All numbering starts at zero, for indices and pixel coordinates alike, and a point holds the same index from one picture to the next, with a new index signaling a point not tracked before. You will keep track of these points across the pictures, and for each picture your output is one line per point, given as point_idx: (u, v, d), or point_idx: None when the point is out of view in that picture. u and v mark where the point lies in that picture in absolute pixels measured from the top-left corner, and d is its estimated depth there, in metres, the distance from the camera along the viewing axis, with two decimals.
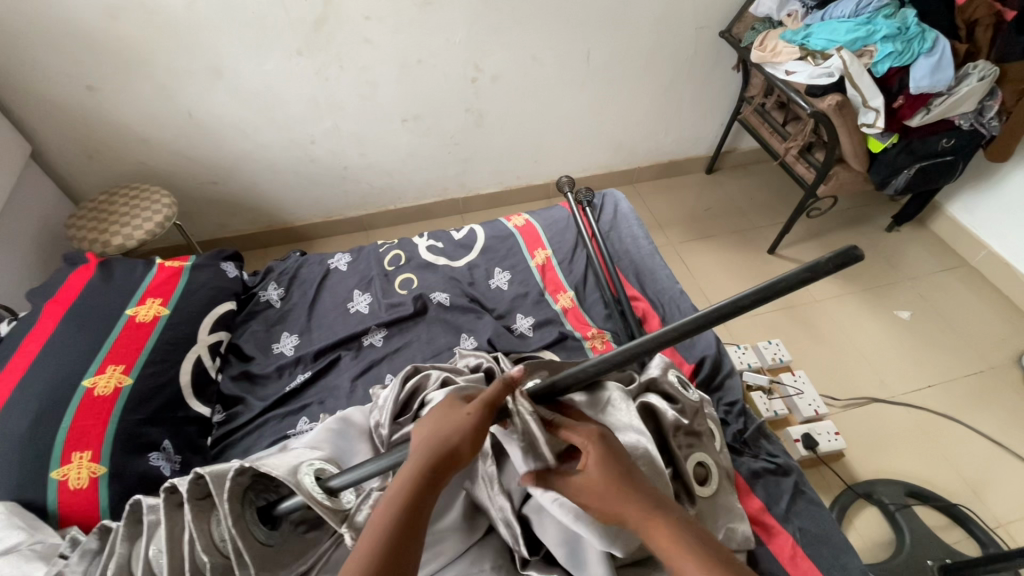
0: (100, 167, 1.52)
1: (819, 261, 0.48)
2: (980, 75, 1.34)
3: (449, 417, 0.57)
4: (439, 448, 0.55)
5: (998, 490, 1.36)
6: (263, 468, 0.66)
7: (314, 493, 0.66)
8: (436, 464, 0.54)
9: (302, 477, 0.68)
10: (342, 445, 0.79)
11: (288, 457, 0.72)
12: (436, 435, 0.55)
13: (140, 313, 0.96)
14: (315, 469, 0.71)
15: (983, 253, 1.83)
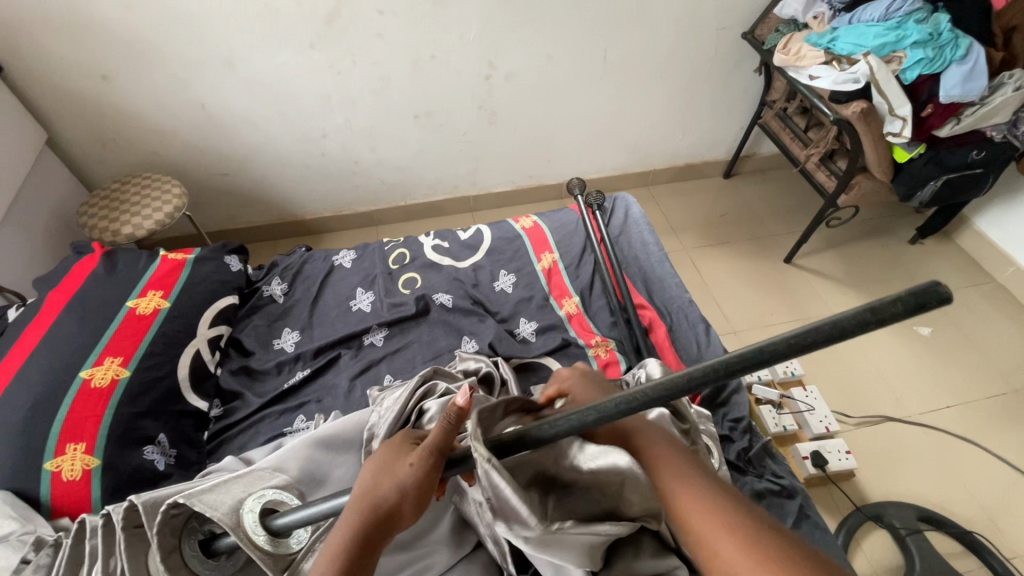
0: (113, 156, 1.54)
1: (885, 303, 0.39)
2: (1015, 85, 1.28)
3: (389, 467, 0.57)
4: (380, 499, 0.55)
5: (1017, 518, 1.30)
6: (198, 508, 0.61)
7: (255, 536, 0.62)
8: (376, 514, 0.55)
9: (245, 514, 0.64)
10: (314, 464, 0.73)
11: (242, 483, 0.67)
12: (376, 486, 0.56)
13: (140, 305, 0.96)
14: (266, 501, 0.66)
15: (1012, 269, 1.76)
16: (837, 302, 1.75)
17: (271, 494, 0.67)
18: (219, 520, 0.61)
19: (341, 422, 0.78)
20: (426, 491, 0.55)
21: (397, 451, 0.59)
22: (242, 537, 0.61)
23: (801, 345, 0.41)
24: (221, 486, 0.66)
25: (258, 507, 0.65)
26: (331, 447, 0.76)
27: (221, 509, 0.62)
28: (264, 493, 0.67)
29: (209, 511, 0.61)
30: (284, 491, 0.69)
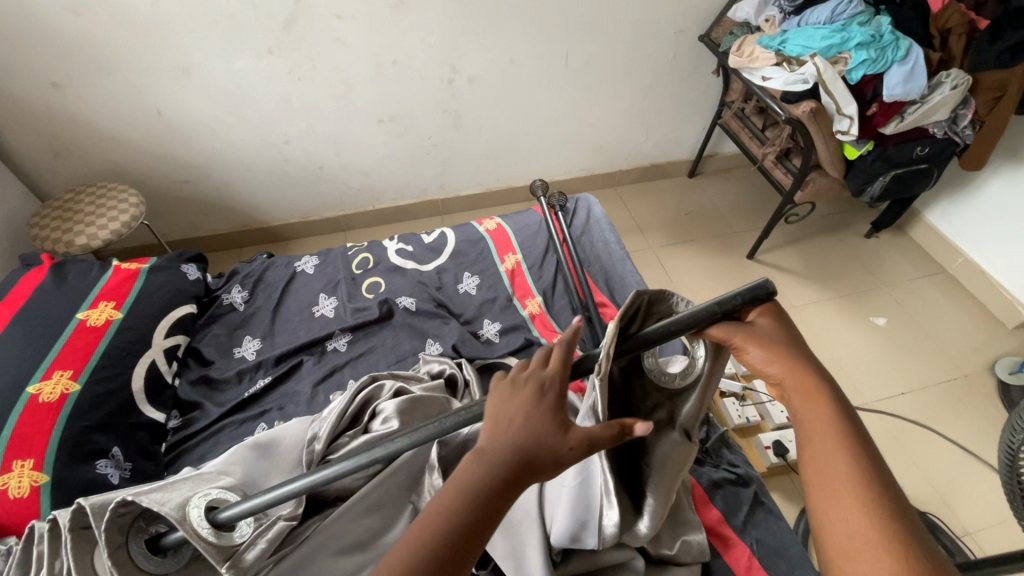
0: (66, 165, 1.50)
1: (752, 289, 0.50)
2: (953, 83, 1.34)
3: (552, 416, 0.48)
4: (531, 454, 0.47)
5: (968, 497, 1.36)
6: (144, 502, 0.58)
7: (201, 529, 0.59)
8: (523, 474, 0.47)
9: (191, 510, 0.60)
10: (256, 471, 0.73)
11: (189, 483, 0.64)
12: (534, 442, 0.47)
13: (91, 316, 0.94)
14: (211, 500, 0.63)
15: (960, 259, 1.83)
16: (798, 296, 1.80)
17: (217, 493, 0.64)
18: (166, 516, 0.57)
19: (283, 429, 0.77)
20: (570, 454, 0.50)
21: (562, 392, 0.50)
22: (189, 531, 0.58)
23: (699, 320, 0.49)
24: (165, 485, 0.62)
25: (204, 503, 0.62)
26: (273, 455, 0.75)
27: (168, 503, 0.59)
28: (210, 491, 0.64)
29: (156, 504, 0.58)
30: (228, 491, 0.67)
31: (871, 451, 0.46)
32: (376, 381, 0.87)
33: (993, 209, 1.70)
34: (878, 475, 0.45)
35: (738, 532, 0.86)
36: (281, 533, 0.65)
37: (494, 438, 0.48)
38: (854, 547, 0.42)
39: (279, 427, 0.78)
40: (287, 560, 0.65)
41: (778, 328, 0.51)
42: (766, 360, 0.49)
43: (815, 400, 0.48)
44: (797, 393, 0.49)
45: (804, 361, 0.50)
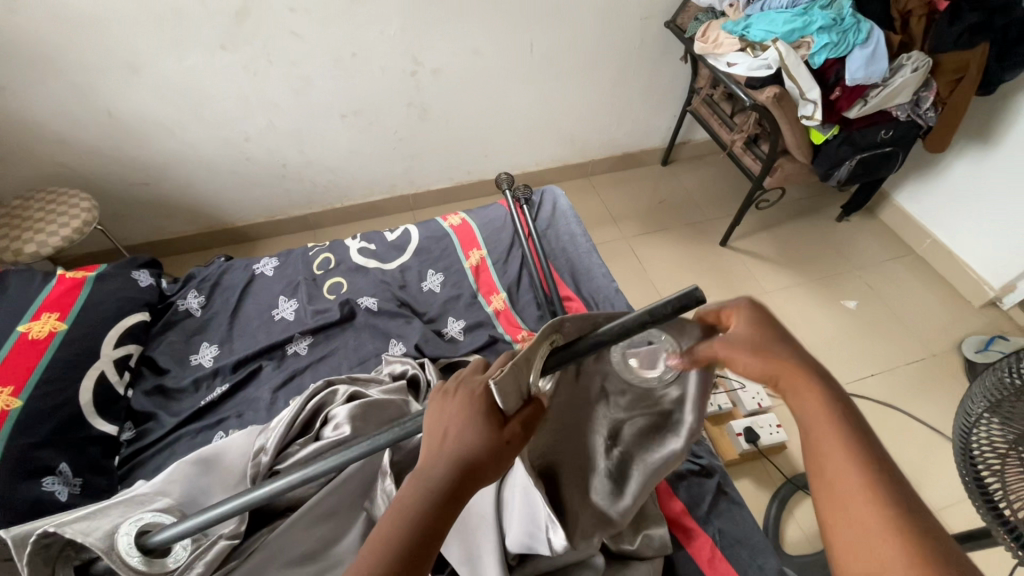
0: (14, 169, 1.44)
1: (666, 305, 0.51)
2: (913, 66, 1.34)
3: (484, 422, 0.50)
4: (465, 461, 0.49)
5: (936, 475, 1.38)
6: (69, 534, 0.60)
7: (129, 557, 0.62)
8: (460, 482, 0.49)
9: (120, 537, 0.63)
10: (197, 488, 0.71)
11: (121, 508, 0.66)
12: (467, 449, 0.49)
13: (33, 329, 0.91)
14: (143, 525, 0.65)
15: (929, 240, 1.85)
16: (770, 282, 1.81)
17: (150, 516, 0.66)
18: (91, 545, 0.60)
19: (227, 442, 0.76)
20: (508, 460, 0.52)
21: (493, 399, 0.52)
22: (115, 560, 0.61)
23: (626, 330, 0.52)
24: (96, 511, 0.64)
25: (135, 529, 0.64)
26: (215, 470, 0.73)
27: (93, 535, 0.61)
28: (144, 515, 0.66)
29: (80, 537, 0.60)
30: (165, 512, 0.68)
31: (861, 426, 0.51)
32: (331, 385, 0.86)
33: (958, 190, 1.72)
34: (870, 448, 0.49)
35: (702, 523, 0.86)
36: (220, 554, 0.64)
37: (435, 455, 0.50)
38: (854, 516, 0.46)
39: (225, 439, 0.76)
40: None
41: (761, 333, 0.54)
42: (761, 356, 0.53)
43: (807, 386, 0.52)
44: (791, 382, 0.53)
45: (792, 349, 0.54)
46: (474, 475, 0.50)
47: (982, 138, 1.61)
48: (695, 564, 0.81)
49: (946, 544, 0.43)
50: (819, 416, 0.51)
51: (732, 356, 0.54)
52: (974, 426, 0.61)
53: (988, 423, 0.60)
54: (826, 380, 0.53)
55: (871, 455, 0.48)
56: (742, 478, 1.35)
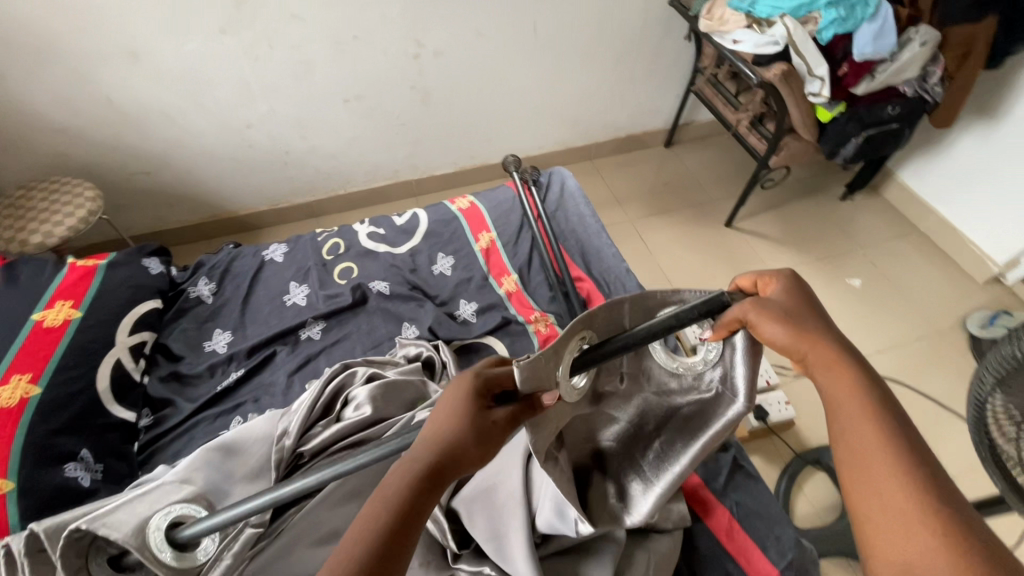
0: (16, 160, 1.42)
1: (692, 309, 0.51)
2: (922, 40, 1.33)
3: (471, 405, 0.49)
4: (451, 443, 0.47)
5: (942, 447, 1.40)
6: (100, 531, 0.58)
7: (160, 553, 0.60)
8: (444, 465, 0.46)
9: (151, 532, 0.61)
10: (221, 476, 0.69)
11: (147, 499, 0.63)
12: (452, 433, 0.47)
13: (48, 317, 0.90)
14: (174, 516, 0.64)
15: (933, 217, 1.85)
16: (776, 261, 1.81)
17: (179, 509, 0.64)
18: (122, 543, 0.58)
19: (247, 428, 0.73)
20: (495, 449, 0.49)
21: (483, 385, 0.51)
22: (146, 556, 0.59)
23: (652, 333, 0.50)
24: (124, 504, 0.62)
25: (165, 523, 0.62)
26: (236, 457, 0.71)
27: (122, 530, 0.59)
28: (172, 508, 0.64)
29: (110, 533, 0.58)
30: (192, 503, 0.66)
31: (899, 414, 0.47)
32: (349, 367, 0.86)
33: (963, 166, 1.72)
34: (906, 435, 0.46)
35: (719, 496, 0.87)
36: (247, 542, 0.65)
37: (422, 440, 0.48)
38: (891, 506, 0.43)
39: (245, 425, 0.74)
40: (263, 557, 0.65)
41: (790, 311, 0.52)
42: (790, 337, 0.50)
43: (840, 371, 0.49)
44: (823, 366, 0.50)
45: (825, 331, 0.51)
46: (458, 458, 0.47)
47: (987, 113, 1.61)
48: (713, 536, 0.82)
49: (986, 534, 0.40)
50: (849, 399, 0.48)
51: (761, 321, 0.51)
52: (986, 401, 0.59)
53: (997, 402, 0.58)
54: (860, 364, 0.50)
55: (907, 443, 0.45)
56: (752, 454, 1.37)
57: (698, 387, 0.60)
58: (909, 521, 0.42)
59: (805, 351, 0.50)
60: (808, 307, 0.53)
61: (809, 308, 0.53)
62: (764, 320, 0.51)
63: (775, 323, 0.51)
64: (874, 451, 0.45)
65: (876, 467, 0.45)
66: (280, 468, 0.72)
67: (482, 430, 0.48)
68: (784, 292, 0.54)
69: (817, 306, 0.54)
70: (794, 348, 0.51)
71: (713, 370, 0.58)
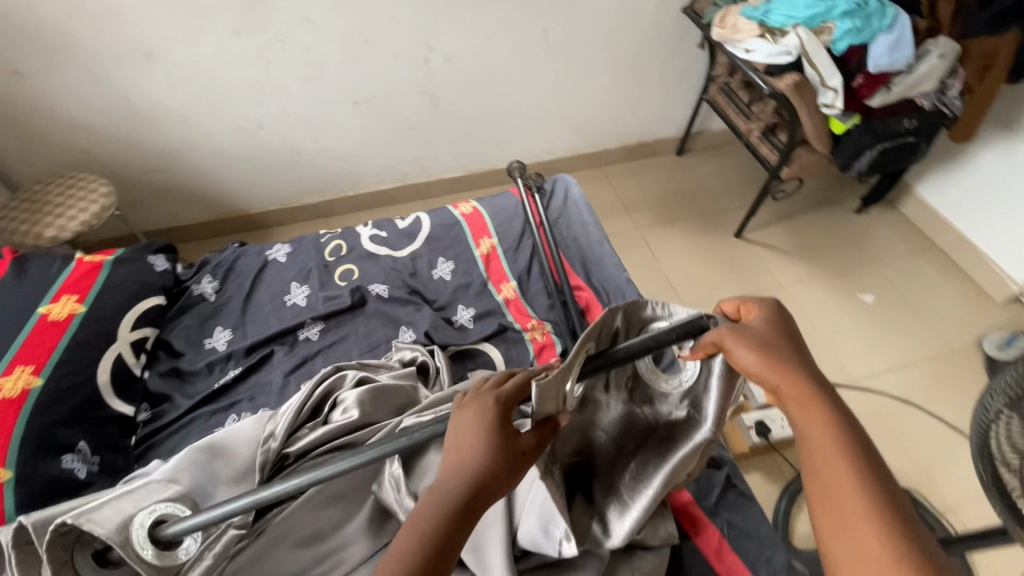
0: (35, 155, 1.47)
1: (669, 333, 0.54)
2: (940, 52, 1.30)
3: (495, 436, 0.53)
4: (479, 476, 0.51)
5: (951, 471, 1.36)
6: (85, 526, 0.59)
7: (143, 551, 0.61)
8: (476, 496, 0.51)
9: (134, 529, 0.62)
10: (207, 477, 0.70)
11: (134, 497, 0.64)
12: (479, 466, 0.51)
13: (53, 310, 0.93)
14: (158, 515, 0.64)
15: (951, 233, 1.80)
16: (785, 274, 1.78)
17: (164, 507, 0.65)
18: (105, 540, 0.59)
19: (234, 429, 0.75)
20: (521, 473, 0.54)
21: (503, 412, 0.55)
22: (129, 554, 0.60)
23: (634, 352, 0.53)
24: (110, 500, 0.62)
25: (150, 521, 0.63)
26: (222, 458, 0.72)
27: (107, 526, 0.60)
28: (157, 507, 0.65)
29: (94, 529, 0.59)
30: (178, 502, 0.67)
31: (866, 448, 0.49)
32: (340, 369, 0.87)
33: (984, 182, 1.67)
34: (872, 470, 0.48)
35: (710, 514, 0.85)
36: (230, 542, 0.66)
37: (454, 468, 0.52)
38: (853, 535, 0.45)
39: (234, 425, 0.76)
40: (244, 557, 0.66)
41: (765, 344, 0.53)
42: (765, 369, 0.52)
43: (811, 404, 0.51)
44: (795, 399, 0.52)
45: (800, 363, 0.53)
46: (487, 490, 0.51)
47: (1010, 128, 1.56)
48: (702, 555, 0.81)
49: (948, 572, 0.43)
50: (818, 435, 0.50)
51: (736, 348, 0.53)
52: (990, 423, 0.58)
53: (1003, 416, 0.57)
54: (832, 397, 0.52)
55: (872, 477, 0.47)
56: (753, 471, 1.34)
57: (673, 409, 0.63)
58: (870, 551, 0.44)
59: (780, 384, 0.52)
60: (785, 338, 0.55)
61: (785, 338, 0.55)
62: (739, 348, 0.53)
63: (752, 352, 0.52)
64: (841, 484, 0.47)
65: (841, 499, 0.47)
66: (265, 470, 0.72)
67: (511, 457, 0.53)
68: (764, 321, 0.55)
69: (794, 337, 0.55)
70: (769, 380, 0.52)
71: (683, 396, 0.62)
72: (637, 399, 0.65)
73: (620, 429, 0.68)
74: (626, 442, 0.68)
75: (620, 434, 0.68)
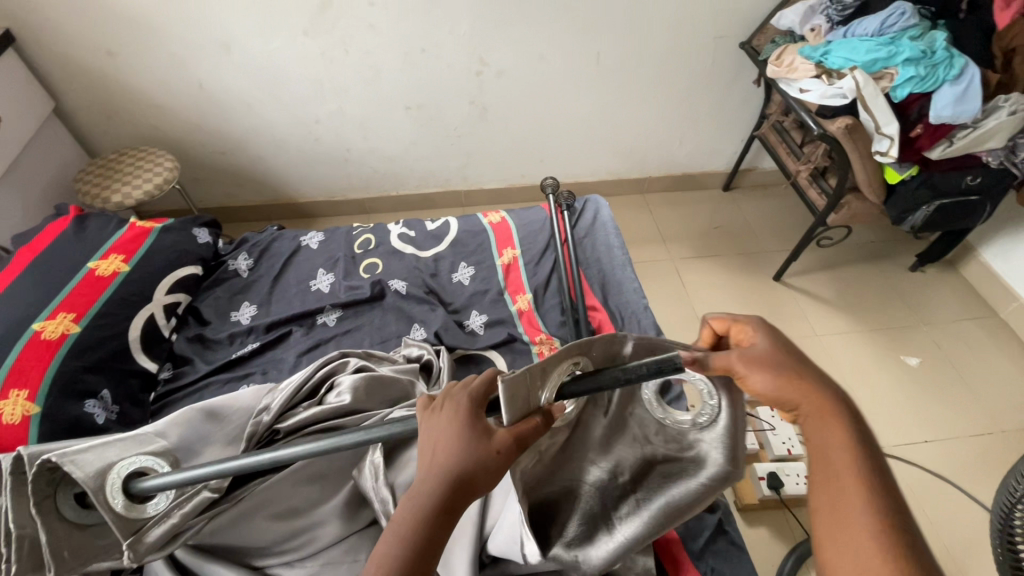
0: (117, 128, 1.61)
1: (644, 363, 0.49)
2: (1011, 109, 1.22)
3: (465, 435, 0.51)
4: (453, 477, 0.50)
5: (984, 561, 1.23)
6: (64, 465, 0.59)
7: (113, 500, 0.62)
8: (449, 498, 0.50)
9: (111, 477, 0.63)
10: (195, 439, 0.74)
11: (118, 446, 0.65)
12: (449, 468, 0.50)
13: (100, 267, 1.01)
14: (137, 467, 0.66)
15: (1015, 303, 1.67)
16: (823, 324, 1.69)
17: (144, 461, 0.67)
18: (81, 483, 0.59)
19: (231, 397, 0.80)
20: (501, 471, 0.51)
21: (475, 411, 0.53)
22: (100, 501, 0.60)
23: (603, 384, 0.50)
24: (93, 446, 0.63)
25: (127, 472, 0.64)
26: (217, 423, 0.77)
27: (85, 470, 0.60)
28: (138, 459, 0.66)
29: (73, 471, 0.59)
30: (158, 458, 0.69)
31: (878, 467, 0.48)
32: (342, 356, 0.92)
33: None
34: (884, 489, 0.47)
35: (694, 557, 0.82)
36: (201, 504, 0.68)
37: (427, 471, 0.51)
38: (855, 549, 0.44)
39: (230, 395, 0.81)
40: (220, 520, 0.69)
41: (789, 359, 0.50)
42: (778, 389, 0.49)
43: (828, 422, 0.49)
44: (813, 416, 0.50)
45: (814, 379, 0.50)
46: (464, 489, 0.50)
47: None
48: None
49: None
50: (828, 443, 0.49)
51: (749, 373, 0.49)
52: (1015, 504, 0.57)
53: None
54: (844, 415, 0.50)
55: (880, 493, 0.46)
56: (759, 525, 1.27)
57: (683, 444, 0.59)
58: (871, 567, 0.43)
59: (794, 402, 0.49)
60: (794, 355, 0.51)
61: (795, 355, 0.51)
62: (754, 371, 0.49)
63: (767, 371, 0.49)
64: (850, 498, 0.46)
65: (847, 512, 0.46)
66: (253, 440, 0.78)
67: (485, 457, 0.50)
68: (773, 342, 0.52)
69: (801, 353, 0.52)
70: (784, 396, 0.49)
71: (702, 432, 0.57)
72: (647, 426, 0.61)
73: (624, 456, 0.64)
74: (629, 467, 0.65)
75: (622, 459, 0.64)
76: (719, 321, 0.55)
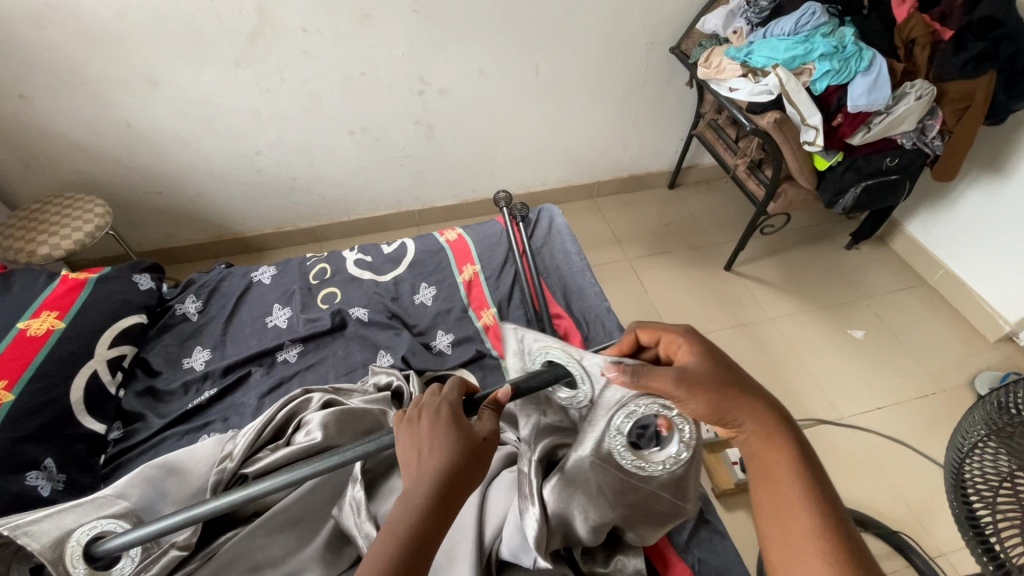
0: (38, 175, 1.51)
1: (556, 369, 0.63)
2: (917, 94, 1.32)
3: (453, 431, 0.56)
4: (448, 472, 0.52)
5: (942, 514, 1.32)
6: (20, 540, 0.62)
7: (74, 568, 0.63)
8: (446, 491, 0.52)
9: (70, 546, 0.64)
10: (155, 496, 0.73)
11: (77, 511, 0.67)
12: (443, 463, 0.53)
13: (32, 326, 0.94)
14: (96, 532, 0.67)
15: (942, 271, 1.80)
16: (775, 308, 1.77)
17: (105, 524, 0.68)
18: (38, 554, 0.62)
19: (192, 450, 0.77)
20: (484, 463, 0.56)
21: (454, 411, 0.58)
22: (59, 570, 0.63)
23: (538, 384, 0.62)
24: (50, 514, 0.65)
25: (86, 538, 0.66)
26: (176, 482, 0.75)
27: (41, 541, 0.63)
28: (99, 523, 0.68)
29: (29, 543, 0.62)
30: (120, 519, 0.70)
31: (820, 478, 0.56)
32: (307, 393, 0.89)
33: (972, 220, 1.68)
34: (822, 495, 0.54)
35: (681, 551, 0.83)
36: (168, 564, 0.67)
37: (420, 468, 0.53)
38: (793, 529, 0.53)
39: (190, 447, 0.78)
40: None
41: (722, 376, 0.59)
42: (720, 407, 0.57)
43: (773, 439, 0.58)
44: (757, 435, 0.58)
45: (755, 400, 0.59)
46: (458, 483, 0.53)
47: (993, 168, 1.58)
48: None
49: (856, 543, 0.51)
50: (753, 439, 0.58)
51: (696, 395, 0.57)
52: (968, 456, 0.60)
53: (989, 447, 0.58)
54: (780, 433, 0.58)
55: (817, 500, 0.54)
56: (738, 509, 1.30)
57: (651, 472, 0.65)
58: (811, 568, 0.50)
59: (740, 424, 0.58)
60: (733, 378, 0.59)
61: (732, 374, 0.60)
62: (706, 392, 0.57)
63: (704, 390, 0.57)
64: (796, 512, 0.53)
65: (792, 521, 0.53)
66: (219, 487, 0.75)
67: (469, 448, 0.55)
68: (709, 360, 0.60)
69: (745, 377, 0.61)
70: (721, 411, 0.58)
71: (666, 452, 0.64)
72: (582, 458, 0.67)
73: (577, 473, 0.68)
74: (602, 484, 0.67)
75: (575, 478, 0.68)
76: (646, 331, 0.64)
